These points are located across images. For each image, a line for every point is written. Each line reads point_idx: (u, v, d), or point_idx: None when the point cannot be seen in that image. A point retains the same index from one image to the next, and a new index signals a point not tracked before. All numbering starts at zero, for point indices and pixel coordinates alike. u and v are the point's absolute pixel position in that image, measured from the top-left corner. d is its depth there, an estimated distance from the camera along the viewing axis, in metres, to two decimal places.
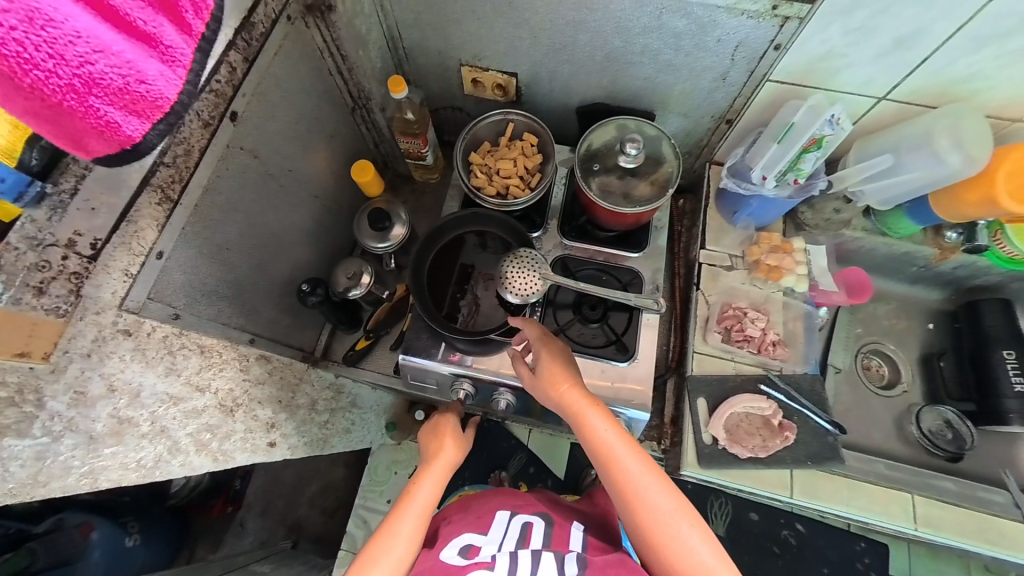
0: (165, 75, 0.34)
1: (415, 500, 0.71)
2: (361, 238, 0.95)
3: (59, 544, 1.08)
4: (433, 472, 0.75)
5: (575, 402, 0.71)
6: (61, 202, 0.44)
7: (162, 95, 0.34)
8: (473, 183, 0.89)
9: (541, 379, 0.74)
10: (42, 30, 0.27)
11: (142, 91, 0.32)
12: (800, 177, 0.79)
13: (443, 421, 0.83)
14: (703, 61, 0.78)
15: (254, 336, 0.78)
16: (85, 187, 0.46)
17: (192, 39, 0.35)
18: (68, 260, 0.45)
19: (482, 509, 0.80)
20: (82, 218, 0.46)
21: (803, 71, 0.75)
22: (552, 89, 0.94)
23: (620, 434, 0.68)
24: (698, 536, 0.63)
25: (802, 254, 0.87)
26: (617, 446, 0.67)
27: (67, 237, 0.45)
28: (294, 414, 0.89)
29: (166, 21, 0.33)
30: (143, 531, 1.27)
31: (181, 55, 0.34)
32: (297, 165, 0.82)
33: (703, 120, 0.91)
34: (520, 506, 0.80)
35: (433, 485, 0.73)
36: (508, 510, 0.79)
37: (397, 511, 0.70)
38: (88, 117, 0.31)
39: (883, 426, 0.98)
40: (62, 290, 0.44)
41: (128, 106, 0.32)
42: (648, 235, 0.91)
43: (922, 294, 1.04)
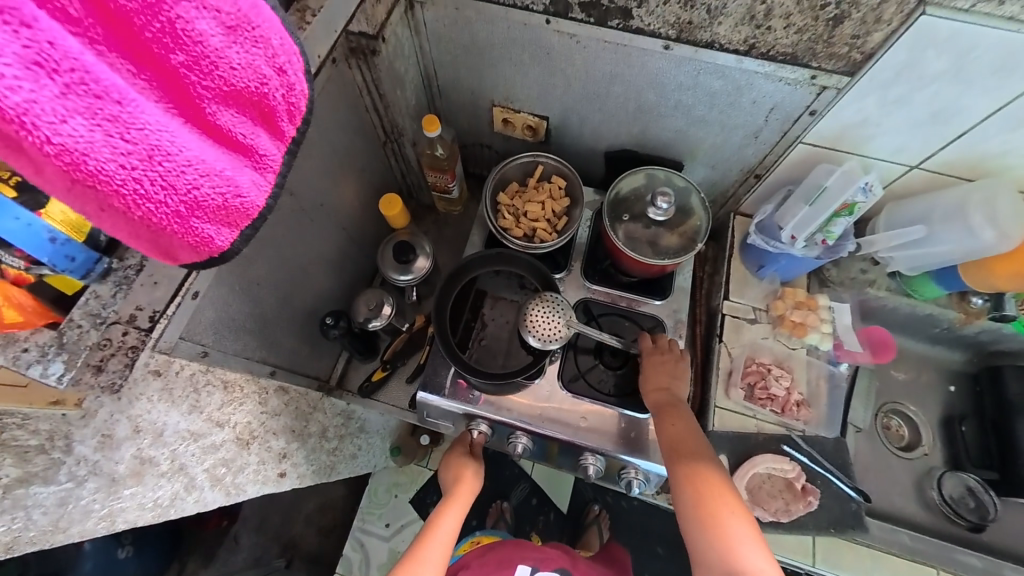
0: (256, 183, 0.37)
1: (439, 533, 0.73)
2: (383, 269, 0.95)
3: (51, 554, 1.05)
4: (456, 503, 0.77)
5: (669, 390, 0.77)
6: (126, 277, 0.47)
7: (253, 204, 0.37)
8: (501, 224, 0.89)
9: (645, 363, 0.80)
10: (160, 165, 0.30)
11: (238, 204, 0.35)
12: (830, 238, 0.79)
13: (457, 454, 0.84)
14: (735, 118, 0.80)
15: (275, 368, 0.78)
16: (148, 263, 0.48)
17: (283, 142, 0.39)
18: (127, 336, 0.47)
19: (507, 557, 0.93)
20: (144, 292, 0.48)
21: (837, 137, 0.76)
22: (581, 134, 0.96)
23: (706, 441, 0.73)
24: (751, 534, 0.63)
25: (826, 312, 0.87)
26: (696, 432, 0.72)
27: (127, 314, 0.47)
28: (305, 442, 0.88)
29: (261, 130, 0.37)
30: (136, 543, 1.24)
31: (272, 161, 0.38)
32: (330, 197, 0.84)
33: (730, 173, 0.93)
34: (542, 560, 0.93)
35: (455, 518, 0.75)
36: (531, 563, 0.92)
37: (425, 540, 0.73)
38: (188, 235, 0.33)
39: (903, 490, 0.95)
40: (118, 366, 0.46)
41: (223, 219, 0.35)
42: (672, 283, 0.91)
43: (945, 355, 1.03)
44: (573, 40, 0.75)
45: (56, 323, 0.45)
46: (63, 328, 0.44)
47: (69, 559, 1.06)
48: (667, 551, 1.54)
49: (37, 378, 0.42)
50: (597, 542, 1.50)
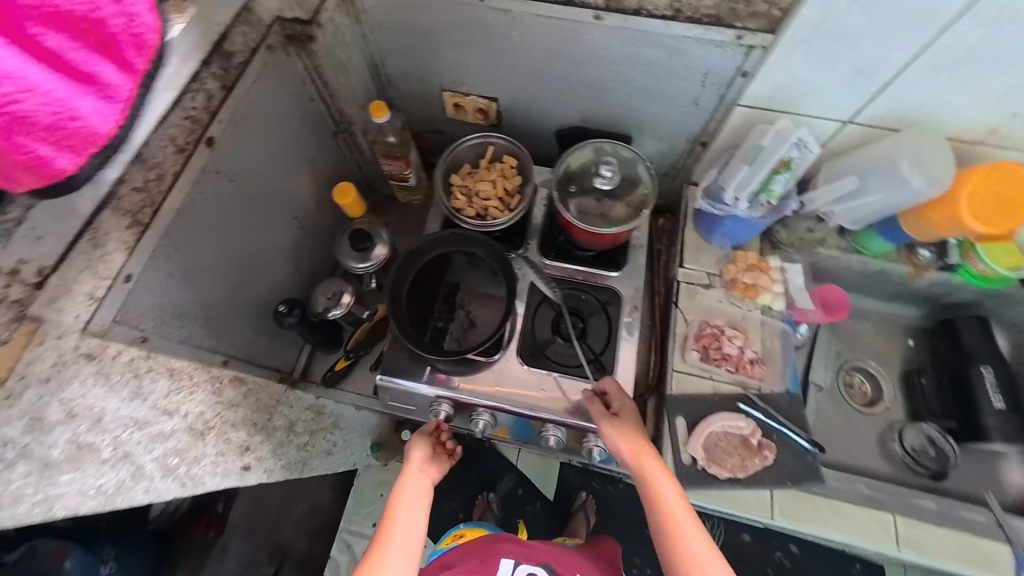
0: (100, 111, 0.39)
1: (400, 512, 0.72)
2: (341, 258, 0.95)
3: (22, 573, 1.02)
4: (412, 478, 0.77)
5: (643, 458, 0.69)
6: (5, 230, 0.46)
7: (96, 130, 0.39)
8: (453, 205, 0.90)
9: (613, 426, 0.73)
10: None
11: (75, 126, 0.38)
12: (772, 198, 0.82)
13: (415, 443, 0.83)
14: (673, 86, 0.82)
15: (228, 357, 0.78)
16: (32, 217, 0.48)
17: (133, 76, 0.40)
18: (10, 289, 0.46)
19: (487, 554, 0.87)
20: (27, 246, 0.48)
21: (772, 97, 0.78)
22: (531, 114, 0.98)
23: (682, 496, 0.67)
24: None
25: (777, 273, 0.89)
26: (680, 514, 0.65)
27: (9, 266, 0.46)
28: (270, 436, 0.88)
29: (103, 60, 0.38)
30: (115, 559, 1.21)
31: (119, 92, 0.40)
32: (279, 187, 0.84)
33: (678, 143, 0.95)
34: (526, 554, 0.87)
35: (415, 492, 0.75)
36: (514, 556, 0.86)
37: (387, 522, 0.71)
38: (16, 153, 0.36)
39: (866, 445, 0.97)
40: (6, 315, 0.46)
41: (60, 141, 0.38)
42: (626, 255, 0.92)
43: (900, 311, 1.06)
44: (508, 17, 0.77)
45: None
46: None
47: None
48: None
49: None
50: (584, 529, 1.48)
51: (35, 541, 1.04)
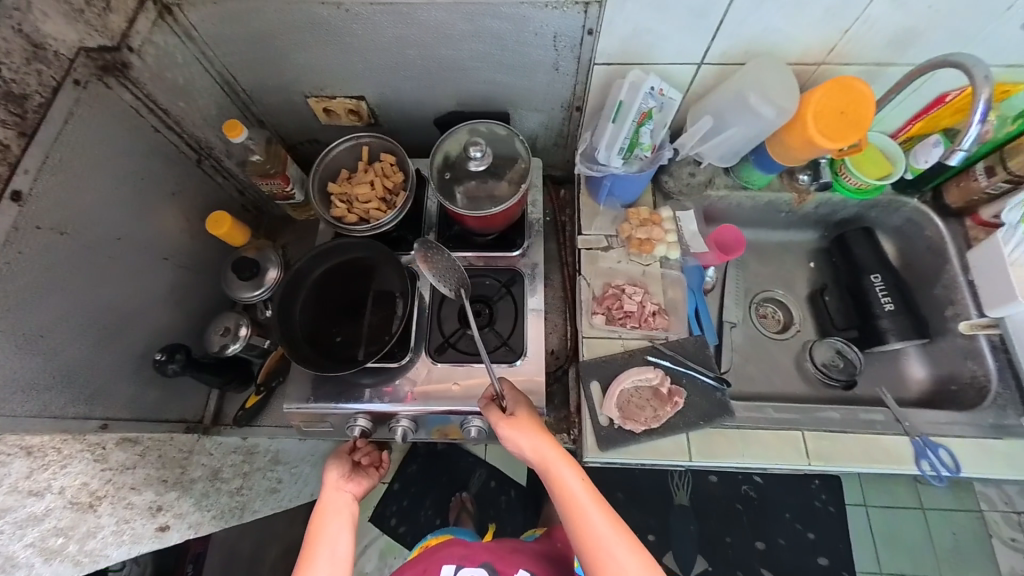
0: None
1: (326, 532, 0.71)
2: (231, 290, 0.90)
3: None
4: (331, 499, 0.75)
5: (545, 455, 0.68)
6: None
7: None
8: (334, 214, 0.86)
9: (513, 431, 0.70)
10: None
11: None
12: (644, 150, 0.84)
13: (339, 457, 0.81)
14: (529, 55, 0.81)
15: (107, 419, 0.72)
16: None
17: None
18: None
19: (430, 562, 0.87)
20: None
21: (622, 51, 0.78)
22: (405, 107, 0.95)
23: (584, 480, 0.67)
24: None
25: (670, 223, 0.91)
26: (586, 501, 0.66)
27: None
28: (189, 489, 0.83)
29: None
30: None
31: None
32: (134, 230, 0.77)
33: (555, 111, 0.95)
34: (467, 556, 0.87)
35: (337, 511, 0.73)
36: (455, 560, 0.86)
37: (313, 543, 0.70)
38: None
39: (784, 368, 1.01)
40: None
41: None
42: (522, 234, 0.92)
43: (799, 237, 1.11)
44: (340, 10, 0.73)
45: None
46: None
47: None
48: (627, 495, 1.54)
49: None
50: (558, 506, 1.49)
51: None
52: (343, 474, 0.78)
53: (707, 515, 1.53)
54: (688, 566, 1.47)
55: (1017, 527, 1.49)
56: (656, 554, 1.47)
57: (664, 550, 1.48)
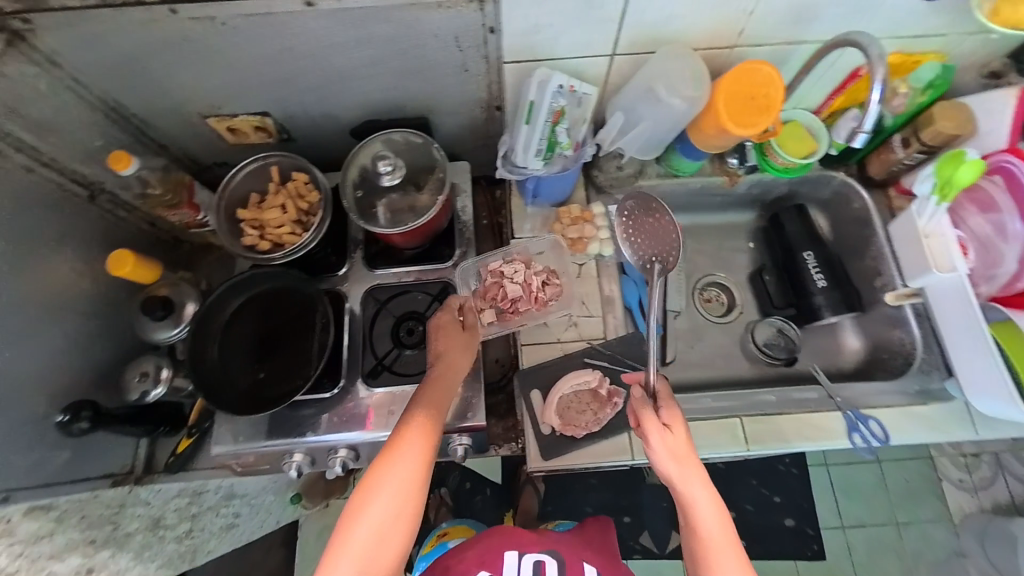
0: None
1: (404, 450, 0.63)
2: (144, 332, 0.85)
3: None
4: (435, 393, 0.68)
5: (694, 479, 0.63)
6: None
7: None
8: (245, 243, 0.82)
9: (659, 446, 0.64)
10: None
11: None
12: (564, 149, 0.80)
13: (443, 323, 0.74)
14: (432, 57, 0.77)
15: (10, 491, 0.66)
16: None
17: None
18: None
19: (489, 550, 0.85)
20: None
21: (526, 47, 0.75)
22: (314, 119, 0.89)
23: (727, 524, 0.63)
24: None
25: (603, 219, 0.91)
26: (720, 538, 0.62)
27: None
28: (123, 545, 0.80)
29: None
30: None
31: None
32: (16, 283, 0.71)
33: (475, 112, 0.91)
34: (526, 543, 0.86)
35: (435, 414, 0.66)
36: (516, 547, 0.85)
37: (383, 464, 0.62)
38: None
39: (730, 351, 1.02)
40: None
41: None
42: (451, 245, 0.89)
43: (737, 218, 1.11)
44: (215, 24, 0.67)
45: None
46: None
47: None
48: (599, 480, 1.55)
49: None
50: (534, 502, 1.48)
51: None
52: (455, 349, 0.72)
53: None
54: (663, 543, 1.51)
55: (963, 468, 1.58)
56: (633, 534, 1.51)
57: (640, 529, 1.52)
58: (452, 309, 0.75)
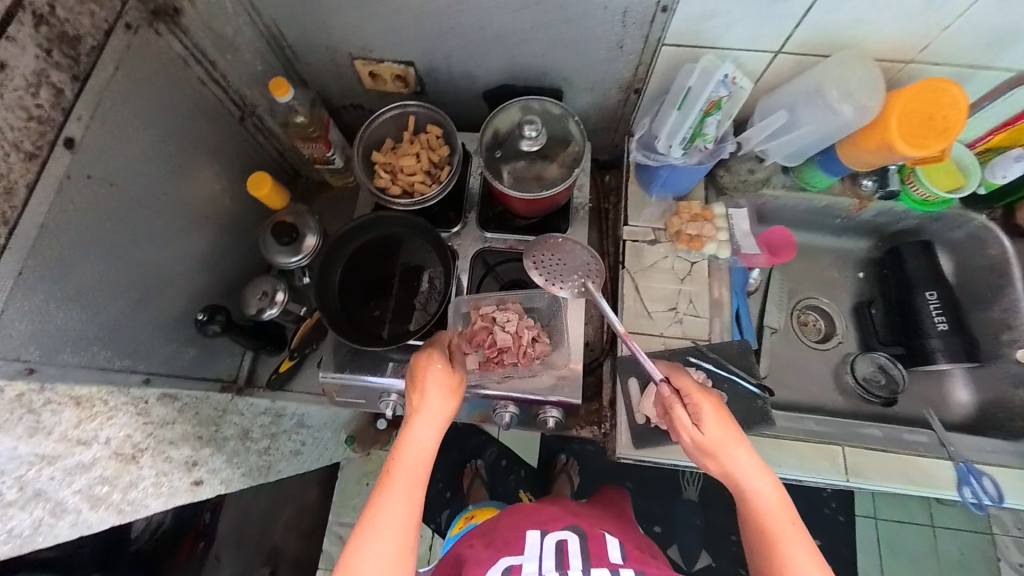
0: None
1: (388, 509, 0.59)
2: (268, 255, 0.89)
3: None
4: (417, 436, 0.63)
5: (736, 463, 0.61)
6: None
7: None
8: (377, 184, 0.85)
9: (693, 437, 0.64)
10: None
11: None
12: (707, 142, 0.79)
13: (421, 365, 0.67)
14: (593, 28, 0.76)
15: (149, 375, 0.72)
16: None
17: None
18: None
19: (509, 531, 0.80)
20: None
21: (693, 32, 0.74)
22: (453, 76, 0.90)
23: (784, 503, 0.60)
24: None
25: (722, 220, 0.88)
26: (779, 523, 0.59)
27: None
28: (221, 447, 0.85)
29: None
30: None
31: None
32: (175, 187, 0.76)
33: (610, 92, 0.90)
34: (547, 522, 0.81)
35: (418, 457, 0.62)
36: (536, 526, 0.80)
37: (369, 523, 0.59)
38: None
39: (822, 379, 0.99)
40: None
41: None
42: (568, 221, 0.89)
43: (850, 244, 1.06)
44: None
45: None
46: None
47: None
48: (636, 485, 1.47)
49: None
50: (568, 492, 1.38)
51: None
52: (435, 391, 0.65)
53: (718, 512, 1.45)
54: (692, 560, 1.41)
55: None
56: (660, 547, 1.41)
57: (669, 542, 1.41)
58: (440, 346, 0.68)
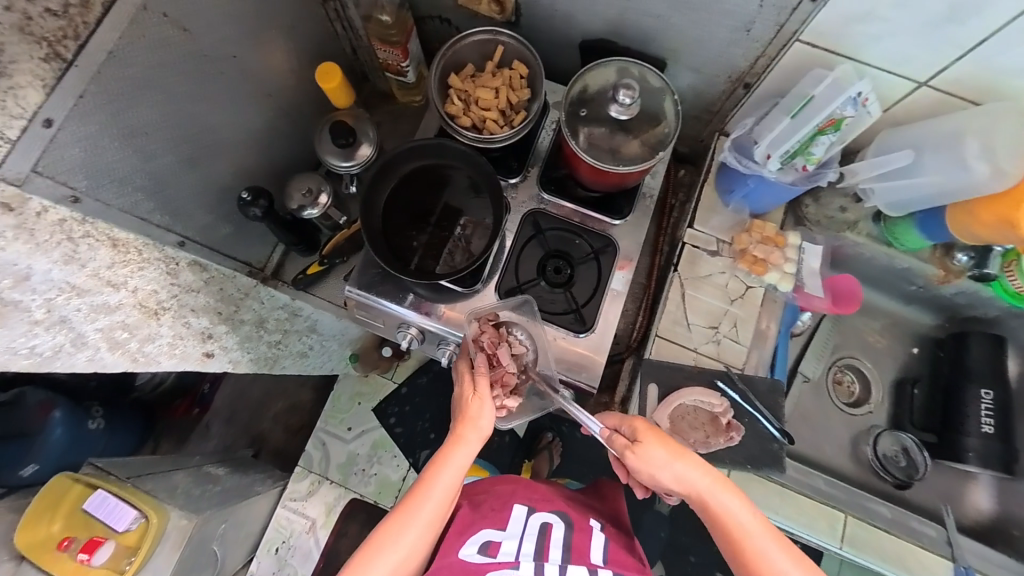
0: None
1: (431, 496, 0.66)
2: (322, 155, 0.87)
3: (19, 417, 1.18)
4: (464, 448, 0.68)
5: (697, 478, 0.62)
6: None
7: None
8: (447, 110, 0.80)
9: (647, 459, 0.63)
10: None
11: None
12: (810, 163, 0.72)
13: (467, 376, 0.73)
14: (724, 3, 0.66)
15: (185, 239, 0.70)
16: None
17: None
18: None
19: (499, 502, 0.81)
20: None
21: (838, 33, 0.64)
22: (553, 15, 0.82)
23: (753, 515, 0.60)
24: None
25: (793, 251, 0.81)
26: (757, 531, 0.59)
27: None
28: (236, 328, 0.87)
29: None
30: (108, 418, 1.34)
31: None
32: (247, 54, 0.72)
33: (717, 80, 0.81)
34: (537, 502, 0.81)
35: (459, 469, 0.67)
36: (526, 504, 0.80)
37: (413, 498, 0.66)
38: None
39: (838, 441, 0.94)
40: None
41: None
42: (632, 205, 0.83)
43: (914, 316, 0.97)
44: None
45: None
46: None
47: (35, 424, 1.18)
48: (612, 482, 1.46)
49: None
50: (546, 469, 1.41)
51: (25, 390, 1.21)
52: (486, 412, 0.70)
53: (683, 526, 1.44)
54: None
55: None
56: None
57: None
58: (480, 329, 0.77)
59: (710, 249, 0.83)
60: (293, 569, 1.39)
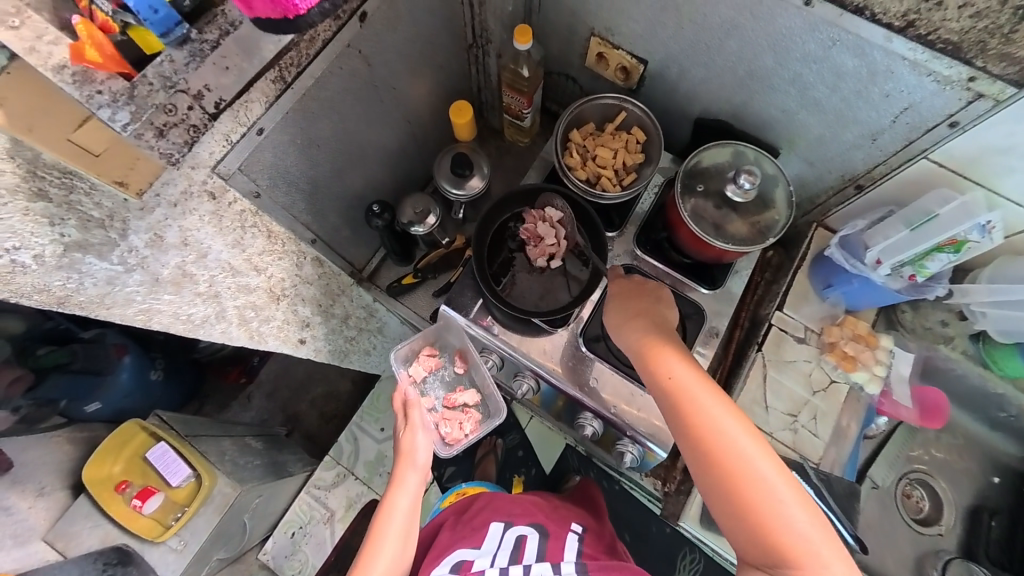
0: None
1: (384, 546, 0.65)
2: (437, 177, 0.94)
3: (96, 355, 1.13)
4: (404, 487, 0.70)
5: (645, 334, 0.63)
6: (200, 51, 0.46)
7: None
8: (566, 161, 0.86)
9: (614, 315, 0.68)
10: None
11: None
12: (920, 274, 0.72)
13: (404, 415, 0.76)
14: (856, 112, 0.67)
15: (316, 238, 0.80)
16: (224, 44, 0.47)
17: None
18: (192, 112, 0.47)
19: (477, 519, 0.80)
20: (214, 73, 0.47)
21: (972, 160, 0.65)
22: (674, 90, 0.84)
23: (701, 378, 0.58)
24: (804, 514, 0.50)
25: (884, 354, 0.80)
26: (696, 388, 0.57)
27: (197, 88, 0.46)
28: (328, 319, 0.89)
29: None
30: (166, 369, 1.34)
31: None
32: (402, 85, 0.80)
33: (828, 176, 0.80)
34: (514, 515, 0.80)
35: (405, 511, 0.68)
36: (503, 518, 0.79)
37: (367, 551, 0.66)
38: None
39: (899, 558, 0.90)
40: (178, 139, 0.48)
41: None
42: (726, 276, 0.85)
43: (997, 442, 0.92)
44: None
45: (129, 77, 0.45)
46: (134, 79, 0.45)
47: (106, 364, 1.14)
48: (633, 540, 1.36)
49: (106, 122, 0.43)
50: None
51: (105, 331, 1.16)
52: (420, 444, 0.72)
53: None
54: None
55: None
56: None
57: None
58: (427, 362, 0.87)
59: (800, 337, 0.83)
60: (304, 556, 1.42)
